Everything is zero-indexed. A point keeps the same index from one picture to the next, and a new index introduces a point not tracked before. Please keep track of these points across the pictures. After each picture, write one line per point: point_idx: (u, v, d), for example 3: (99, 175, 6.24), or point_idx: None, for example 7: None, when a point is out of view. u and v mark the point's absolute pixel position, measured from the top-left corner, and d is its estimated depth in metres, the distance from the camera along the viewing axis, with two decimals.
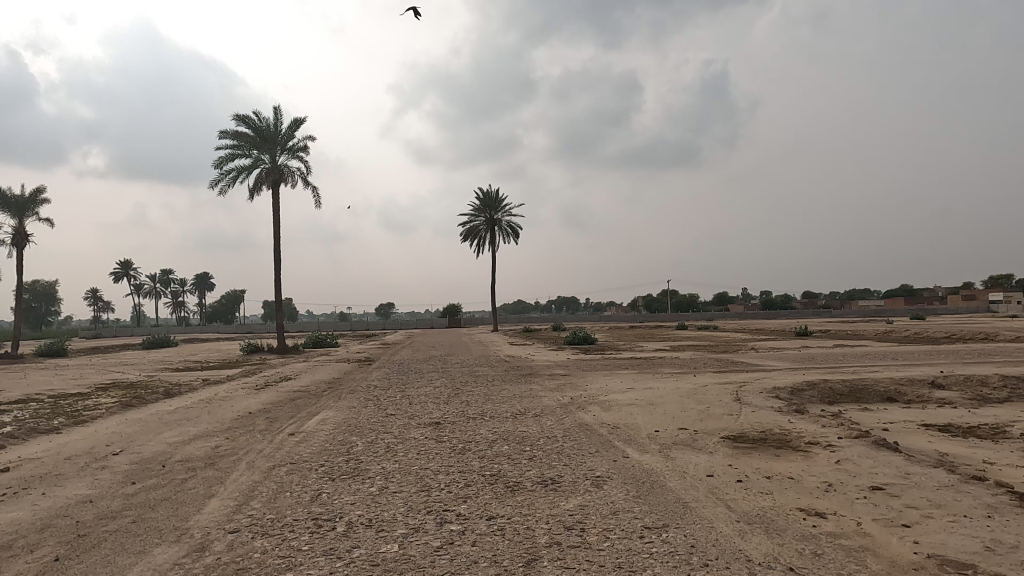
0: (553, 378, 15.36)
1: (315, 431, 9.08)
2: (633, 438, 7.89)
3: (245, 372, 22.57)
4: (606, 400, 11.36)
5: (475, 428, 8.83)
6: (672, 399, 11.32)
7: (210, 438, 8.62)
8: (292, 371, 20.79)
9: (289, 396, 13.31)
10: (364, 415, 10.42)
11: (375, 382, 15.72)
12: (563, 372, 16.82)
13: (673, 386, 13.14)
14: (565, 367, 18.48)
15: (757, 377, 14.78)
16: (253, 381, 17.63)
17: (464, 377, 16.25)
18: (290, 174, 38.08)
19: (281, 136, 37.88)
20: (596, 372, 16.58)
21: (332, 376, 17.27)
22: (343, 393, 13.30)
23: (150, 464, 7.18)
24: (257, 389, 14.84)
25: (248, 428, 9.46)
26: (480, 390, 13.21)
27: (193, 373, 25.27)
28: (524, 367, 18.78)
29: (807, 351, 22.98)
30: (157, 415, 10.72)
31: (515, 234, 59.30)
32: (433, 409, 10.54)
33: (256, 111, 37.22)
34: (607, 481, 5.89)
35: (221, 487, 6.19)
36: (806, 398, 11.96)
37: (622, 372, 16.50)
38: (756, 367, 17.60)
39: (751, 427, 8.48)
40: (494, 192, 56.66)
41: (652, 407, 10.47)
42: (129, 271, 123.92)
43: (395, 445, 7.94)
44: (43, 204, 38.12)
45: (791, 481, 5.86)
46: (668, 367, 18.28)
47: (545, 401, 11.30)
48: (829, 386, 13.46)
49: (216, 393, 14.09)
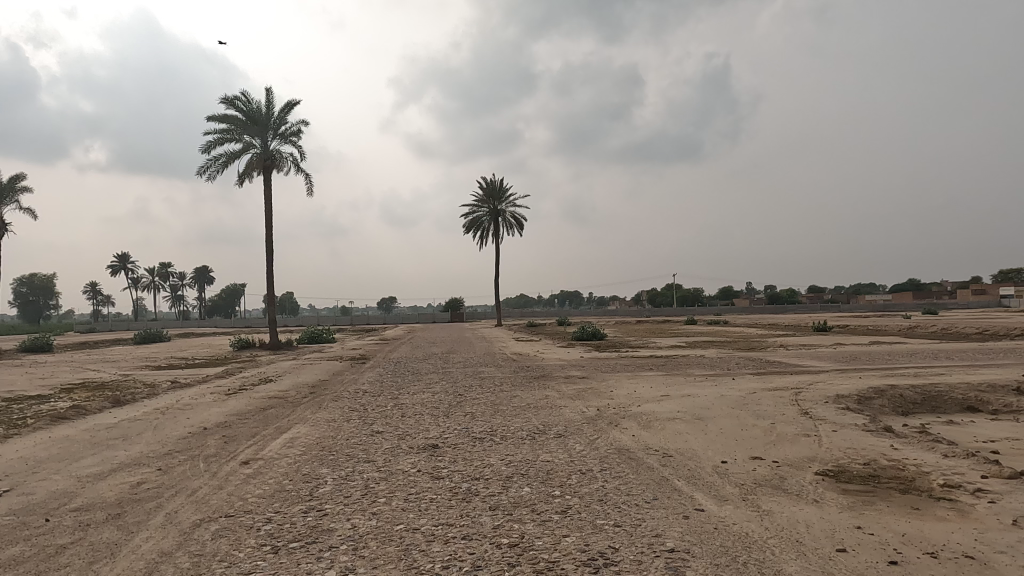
0: (570, 382, 13.28)
1: (276, 458, 7.03)
2: (698, 476, 5.84)
3: (227, 371, 20.56)
4: (642, 413, 9.31)
5: (484, 455, 6.77)
6: (723, 411, 9.29)
7: (136, 470, 6.57)
8: (276, 371, 18.76)
9: (260, 404, 11.25)
10: (344, 433, 8.38)
11: (367, 386, 13.71)
12: (580, 373, 14.80)
13: (716, 393, 11.10)
14: (580, 367, 16.41)
15: (808, 381, 12.72)
16: (230, 383, 15.57)
17: (468, 380, 14.16)
18: (282, 161, 36.05)
19: (272, 119, 35.86)
20: (619, 375, 14.52)
21: (319, 379, 15.25)
22: (326, 401, 11.26)
23: (30, 517, 5.14)
24: (228, 395, 12.79)
25: (193, 453, 7.42)
26: (488, 398, 11.15)
27: (174, 372, 23.30)
28: (534, 367, 16.71)
29: (844, 349, 20.92)
30: (90, 432, 8.68)
31: (520, 225, 57.16)
32: (430, 426, 8.47)
33: (246, 92, 35.19)
34: (689, 564, 3.82)
35: (108, 563, 4.15)
36: (879, 409, 9.92)
37: (649, 375, 14.44)
38: (799, 369, 15.52)
39: (848, 457, 6.41)
40: (498, 182, 54.66)
41: (702, 423, 8.44)
42: (127, 264, 122.10)
43: (376, 483, 5.89)
44: (22, 190, 36.33)
45: (976, 563, 3.80)
46: (697, 367, 16.20)
47: (568, 415, 9.25)
48: (898, 394, 11.38)
49: (178, 401, 12.05)
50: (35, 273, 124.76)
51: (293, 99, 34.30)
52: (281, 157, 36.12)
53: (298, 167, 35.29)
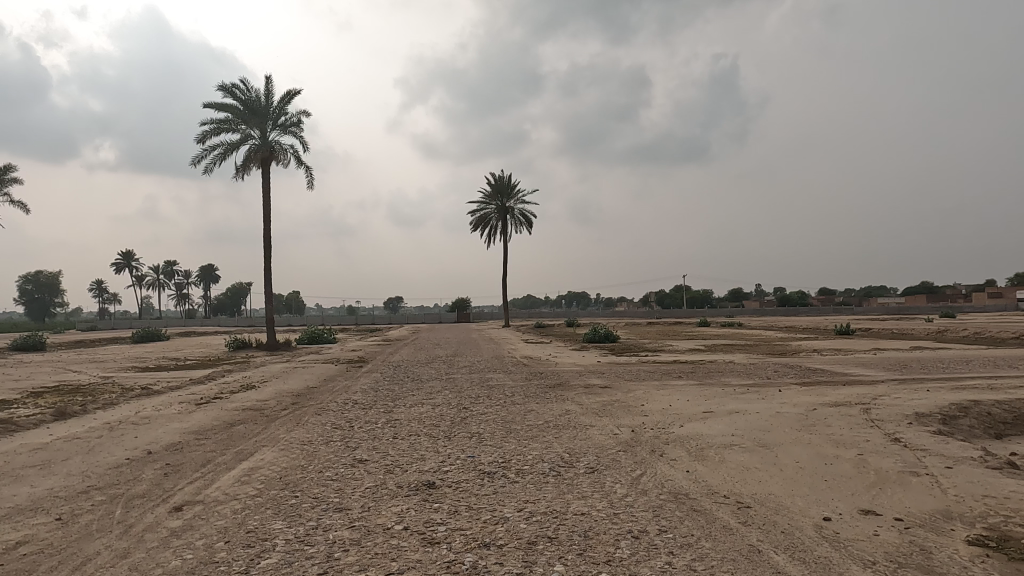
0: (591, 393, 11.53)
1: (220, 502, 5.30)
2: (802, 547, 4.08)
3: (212, 375, 18.88)
4: (688, 437, 7.57)
5: (496, 504, 5.02)
6: (788, 436, 7.52)
7: (25, 521, 4.85)
8: (262, 375, 17.03)
9: (229, 418, 9.54)
10: (320, 462, 6.67)
11: (359, 395, 12.02)
12: (601, 382, 13.02)
13: (769, 411, 9.32)
14: (599, 374, 14.64)
15: (870, 395, 10.94)
16: (207, 389, 13.89)
17: (473, 388, 12.42)
18: (282, 153, 34.49)
19: (272, 109, 34.24)
20: (646, 384, 12.79)
21: (307, 386, 13.57)
22: (307, 416, 9.54)
23: None
24: (199, 405, 11.12)
25: (118, 491, 5.69)
26: (498, 413, 9.42)
27: (159, 374, 21.68)
28: (548, 374, 14.95)
29: (885, 355, 19.08)
30: (5, 457, 6.98)
31: (528, 223, 55.47)
32: (426, 456, 6.73)
33: (244, 80, 33.55)
34: None
35: None
36: (973, 433, 8.14)
37: (680, 385, 12.71)
38: (850, 378, 13.69)
39: (999, 515, 4.63)
40: (506, 177, 53.05)
41: (769, 454, 6.67)
42: (131, 261, 121.08)
43: (344, 551, 4.15)
44: (12, 181, 34.91)
45: None
46: (731, 375, 14.42)
47: (597, 439, 7.51)
48: (982, 412, 9.58)
49: (137, 412, 10.36)
50: (40, 271, 123.73)
51: (293, 89, 32.73)
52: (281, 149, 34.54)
53: (299, 159, 33.76)
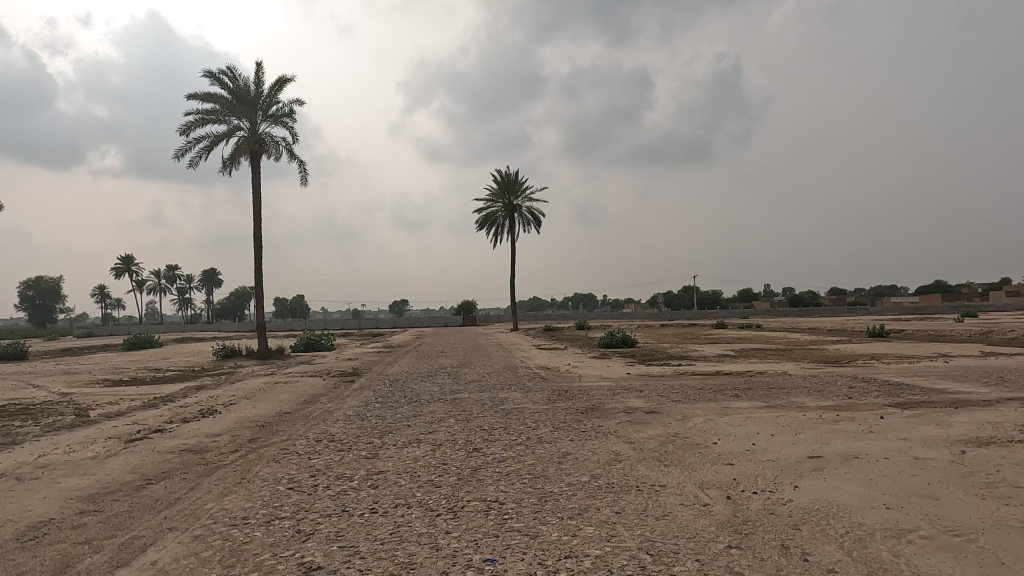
0: (638, 424, 8.87)
1: None
2: None
3: (180, 392, 16.29)
4: (822, 514, 4.89)
5: None
6: (982, 512, 4.83)
7: None
8: (235, 393, 14.45)
9: (153, 470, 6.93)
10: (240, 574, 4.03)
11: (338, 426, 9.42)
12: (645, 407, 10.36)
13: (904, 457, 6.62)
14: (639, 393, 11.98)
15: (1012, 425, 8.27)
16: (158, 415, 11.30)
17: (484, 416, 9.76)
18: (274, 146, 31.98)
19: (262, 98, 31.68)
20: (704, 409, 10.13)
21: (280, 412, 10.97)
22: (258, 466, 6.92)
23: None
24: (129, 443, 8.51)
25: None
26: (522, 461, 6.78)
27: (126, 390, 19.15)
28: (575, 392, 12.28)
29: (964, 365, 16.33)
30: None
31: (537, 221, 52.86)
32: (415, 563, 4.08)
33: (231, 67, 31.01)
34: None
35: None
36: None
37: (746, 410, 10.05)
38: (955, 397, 10.96)
39: None
40: (514, 173, 50.54)
41: (989, 557, 4.00)
42: (132, 266, 119.06)
43: None
44: None
45: None
46: (802, 395, 11.70)
47: (684, 518, 4.85)
48: None
49: (38, 457, 7.72)
50: (41, 276, 122.12)
51: (284, 75, 30.16)
52: (271, 141, 32.07)
53: (291, 152, 31.30)
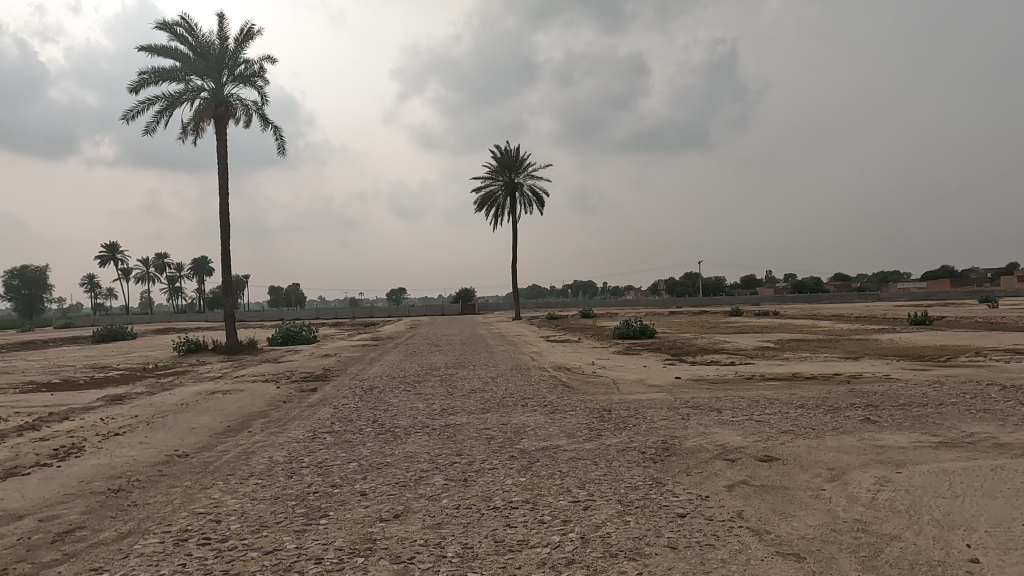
0: (775, 498, 4.91)
1: None
2: None
3: (86, 405, 12.32)
4: None
5: None
6: None
7: None
8: (146, 410, 10.49)
9: None
10: None
11: (240, 495, 5.43)
12: (751, 450, 6.41)
13: None
14: (719, 417, 8.04)
15: None
16: None
17: (493, 472, 5.79)
18: (243, 110, 27.88)
19: (227, 54, 27.49)
20: (847, 454, 6.24)
21: (170, 454, 7.00)
22: None
23: None
24: None
25: None
26: None
27: (38, 398, 15.21)
28: (623, 415, 8.36)
29: None
30: None
31: (540, 201, 48.92)
32: None
33: (191, 18, 26.79)
34: None
35: None
36: None
37: (920, 455, 6.12)
38: None
39: None
40: (515, 148, 46.46)
41: None
42: (119, 254, 114.80)
43: None
44: None
45: None
46: (968, 420, 7.76)
47: None
48: None
49: None
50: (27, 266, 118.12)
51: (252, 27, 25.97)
52: (240, 105, 27.97)
53: (262, 117, 27.24)
